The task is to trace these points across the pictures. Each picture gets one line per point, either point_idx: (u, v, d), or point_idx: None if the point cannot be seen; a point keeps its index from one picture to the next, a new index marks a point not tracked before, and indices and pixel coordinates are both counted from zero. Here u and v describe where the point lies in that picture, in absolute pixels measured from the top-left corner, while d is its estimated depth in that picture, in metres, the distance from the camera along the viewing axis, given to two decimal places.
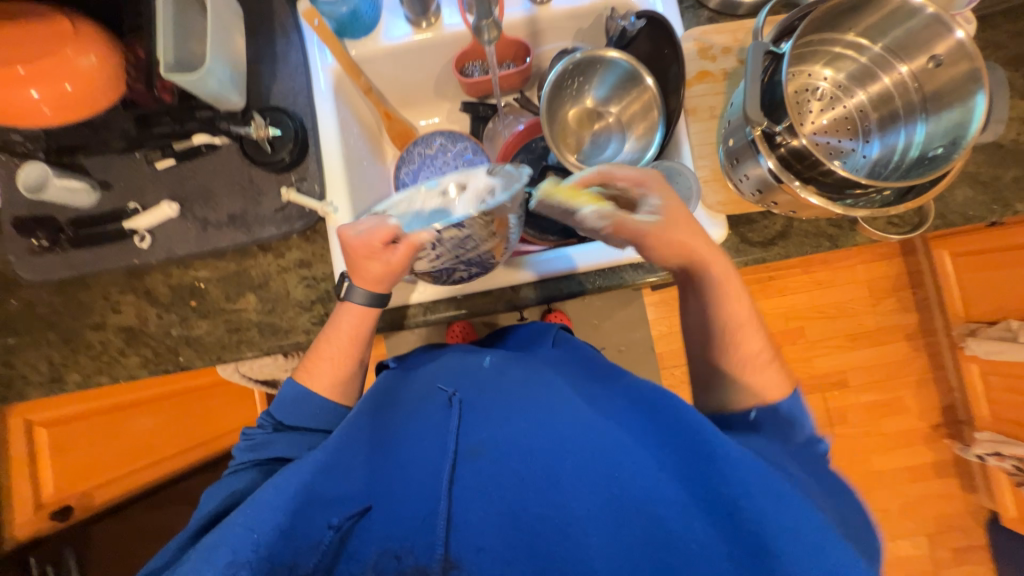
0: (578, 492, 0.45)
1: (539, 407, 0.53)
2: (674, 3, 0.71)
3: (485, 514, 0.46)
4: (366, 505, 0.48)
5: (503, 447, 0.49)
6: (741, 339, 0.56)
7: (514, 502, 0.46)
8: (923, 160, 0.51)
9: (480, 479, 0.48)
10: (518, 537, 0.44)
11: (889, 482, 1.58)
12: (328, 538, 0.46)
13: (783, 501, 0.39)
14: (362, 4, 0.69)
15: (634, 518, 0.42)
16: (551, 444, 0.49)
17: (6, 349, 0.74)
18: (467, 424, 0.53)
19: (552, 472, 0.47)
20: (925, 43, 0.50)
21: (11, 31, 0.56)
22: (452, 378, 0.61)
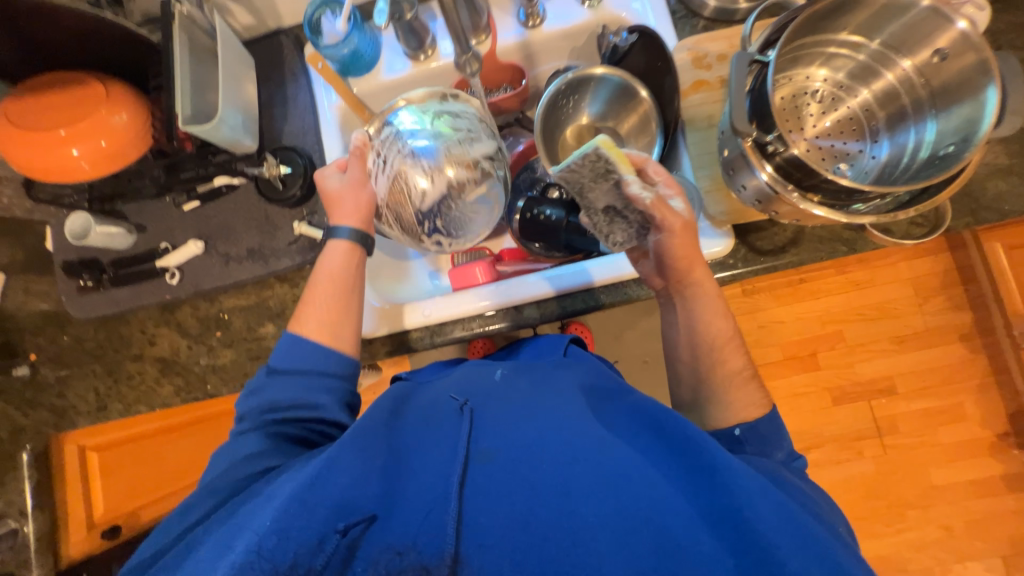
0: (589, 498, 0.42)
1: (553, 415, 0.51)
2: (666, 15, 0.71)
3: (499, 517, 0.42)
4: (373, 512, 0.44)
5: (517, 451, 0.47)
6: (726, 354, 0.57)
7: (526, 503, 0.43)
8: (933, 160, 0.48)
9: (493, 484, 0.45)
10: (533, 539, 0.41)
11: (952, 498, 1.45)
12: (335, 544, 0.41)
13: (782, 515, 0.40)
14: (362, 44, 0.73)
15: (649, 527, 0.40)
16: (566, 449, 0.47)
17: (59, 382, 0.82)
18: (481, 430, 0.51)
19: (564, 475, 0.44)
20: (923, 36, 0.48)
21: (59, 100, 0.63)
22: (461, 387, 0.60)
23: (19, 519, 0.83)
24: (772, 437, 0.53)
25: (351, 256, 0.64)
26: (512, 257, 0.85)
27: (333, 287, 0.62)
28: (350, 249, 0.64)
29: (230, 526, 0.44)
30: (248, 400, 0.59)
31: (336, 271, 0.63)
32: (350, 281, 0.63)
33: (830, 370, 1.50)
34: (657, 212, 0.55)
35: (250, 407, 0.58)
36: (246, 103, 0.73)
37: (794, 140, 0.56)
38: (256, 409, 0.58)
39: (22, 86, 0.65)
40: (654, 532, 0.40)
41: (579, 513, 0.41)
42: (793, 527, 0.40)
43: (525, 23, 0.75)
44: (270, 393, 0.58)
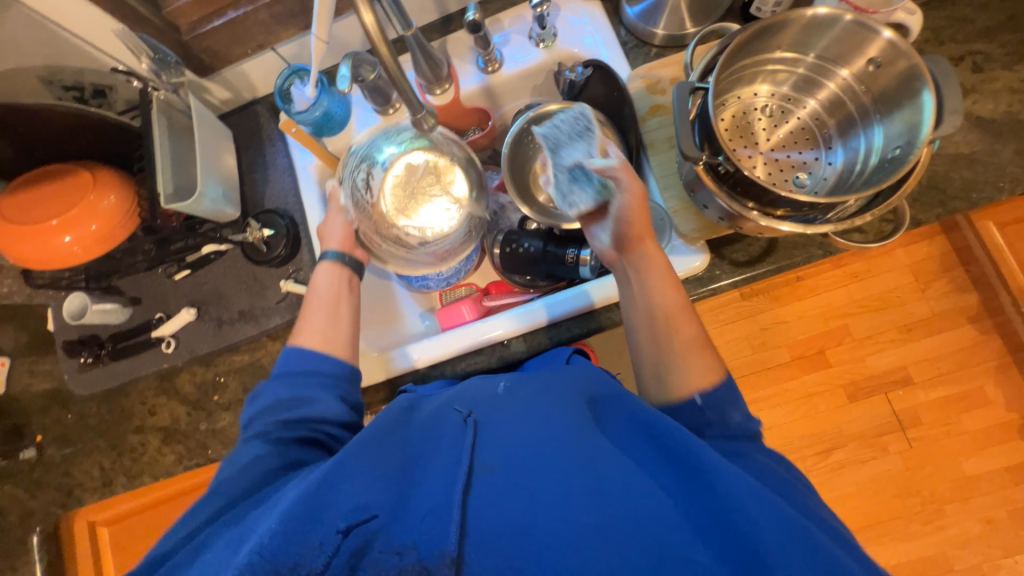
0: (594, 504, 0.39)
1: (561, 420, 0.48)
2: (616, 47, 0.74)
3: (501, 521, 0.40)
4: (375, 513, 0.42)
5: (522, 458, 0.44)
6: (676, 320, 0.56)
7: (530, 508, 0.40)
8: (884, 163, 0.50)
9: (496, 494, 0.42)
10: (535, 547, 0.38)
11: (987, 487, 1.39)
12: (336, 545, 0.39)
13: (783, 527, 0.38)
14: (332, 105, 0.77)
15: (652, 538, 0.38)
16: (571, 455, 0.43)
17: (66, 460, 0.83)
18: (487, 438, 0.47)
19: (568, 480, 0.41)
20: (856, 42, 0.50)
21: (52, 193, 0.67)
22: (464, 399, 0.56)
23: None
24: (728, 398, 0.52)
25: (342, 277, 0.68)
26: (500, 290, 0.86)
27: (328, 301, 0.66)
28: (343, 274, 0.68)
29: (234, 533, 0.42)
30: (250, 407, 0.59)
31: (332, 286, 0.66)
32: (344, 296, 0.67)
33: (841, 366, 1.47)
34: (623, 174, 0.58)
35: (251, 417, 0.57)
36: (226, 173, 0.76)
37: (751, 155, 0.58)
38: (256, 413, 0.57)
39: (15, 182, 0.68)
40: (659, 545, 0.37)
41: (582, 519, 0.38)
42: (801, 547, 0.37)
43: (485, 69, 0.78)
44: (268, 396, 0.58)
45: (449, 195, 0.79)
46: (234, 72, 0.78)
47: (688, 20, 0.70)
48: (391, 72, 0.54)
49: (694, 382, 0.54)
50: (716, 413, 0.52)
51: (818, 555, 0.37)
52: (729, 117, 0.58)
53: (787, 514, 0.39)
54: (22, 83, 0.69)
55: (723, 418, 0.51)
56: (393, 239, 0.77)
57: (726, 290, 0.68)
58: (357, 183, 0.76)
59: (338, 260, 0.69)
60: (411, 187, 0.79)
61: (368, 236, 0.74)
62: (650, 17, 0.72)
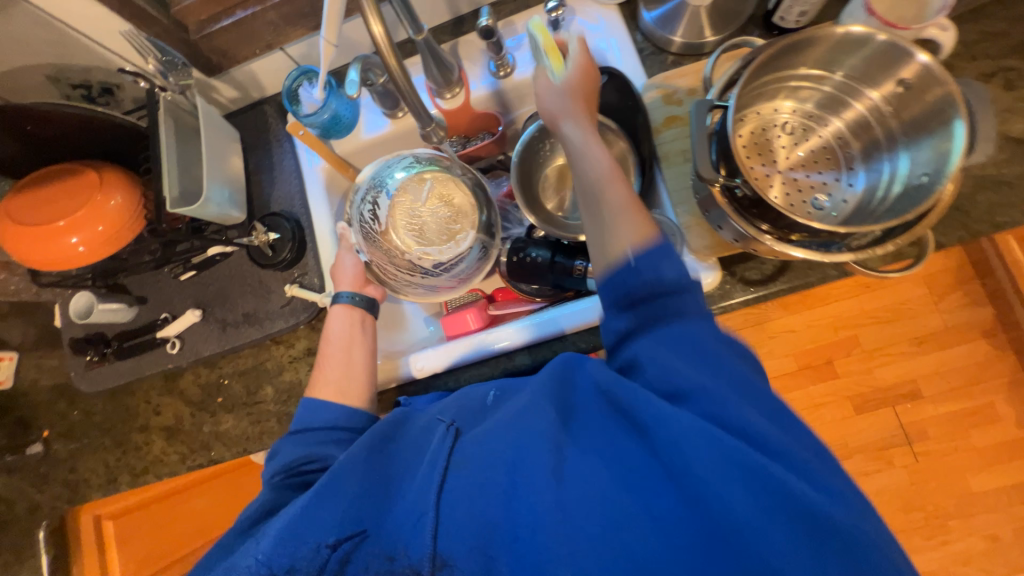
0: (554, 488, 0.39)
1: (522, 406, 0.47)
2: (632, 55, 0.72)
3: (466, 513, 0.42)
4: (363, 528, 0.45)
5: (485, 455, 0.45)
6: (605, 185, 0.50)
7: (498, 503, 0.41)
8: (910, 190, 0.48)
9: (467, 489, 0.43)
10: (502, 541, 0.40)
11: (994, 504, 1.37)
12: (325, 559, 0.43)
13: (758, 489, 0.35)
14: (340, 108, 0.76)
15: (613, 512, 0.37)
16: (526, 440, 0.43)
17: (72, 455, 0.83)
18: (464, 442, 0.48)
19: (528, 466, 0.42)
20: (886, 64, 0.49)
21: (59, 193, 0.66)
22: (450, 407, 0.56)
23: None
24: (666, 249, 0.45)
25: (354, 319, 0.68)
26: (506, 299, 0.85)
27: (342, 347, 0.66)
28: (356, 315, 0.69)
29: (225, 564, 0.45)
30: (267, 466, 0.58)
31: (346, 333, 0.66)
32: (357, 338, 0.67)
33: (850, 378, 1.44)
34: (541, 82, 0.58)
35: (266, 475, 0.57)
36: (232, 175, 0.75)
37: (769, 174, 0.56)
38: (274, 471, 0.56)
39: (25, 181, 0.68)
40: (609, 517, 0.37)
41: (534, 502, 0.39)
42: (746, 483, 0.35)
43: (497, 73, 0.76)
44: (285, 454, 0.57)
45: (456, 219, 0.76)
46: (242, 72, 0.77)
47: (708, 28, 0.68)
48: (404, 88, 0.53)
49: (631, 239, 0.47)
50: (653, 271, 0.45)
51: (770, 486, 0.34)
52: (747, 133, 0.57)
53: (753, 460, 0.35)
54: (29, 80, 0.68)
55: (658, 271, 0.44)
56: (410, 270, 0.75)
57: (737, 309, 0.67)
58: (369, 220, 0.74)
59: (351, 301, 0.69)
60: (415, 211, 0.75)
61: (379, 269, 0.75)
62: (667, 24, 0.70)
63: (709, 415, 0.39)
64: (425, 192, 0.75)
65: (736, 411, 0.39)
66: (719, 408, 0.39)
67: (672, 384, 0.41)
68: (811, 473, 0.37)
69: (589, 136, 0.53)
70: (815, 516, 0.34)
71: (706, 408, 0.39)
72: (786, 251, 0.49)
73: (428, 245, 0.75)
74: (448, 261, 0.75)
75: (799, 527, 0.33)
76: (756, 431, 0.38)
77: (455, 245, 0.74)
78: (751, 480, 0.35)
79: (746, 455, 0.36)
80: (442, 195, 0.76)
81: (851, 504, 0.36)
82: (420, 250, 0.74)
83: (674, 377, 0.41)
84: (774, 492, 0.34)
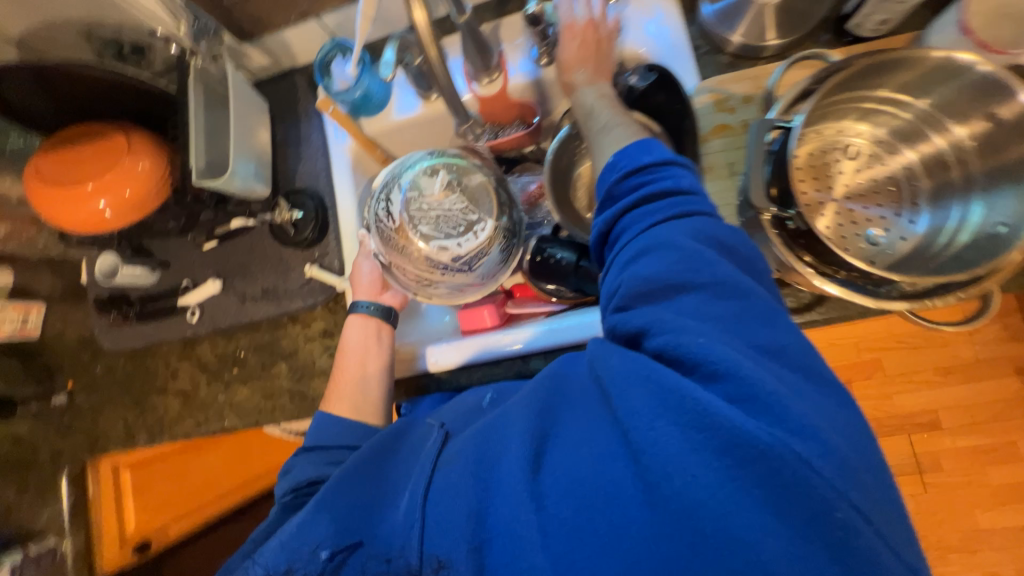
0: (525, 468, 0.39)
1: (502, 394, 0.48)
2: (686, 52, 0.67)
3: (446, 509, 0.41)
4: (358, 538, 0.45)
5: (466, 441, 0.45)
6: (600, 108, 0.56)
7: (476, 493, 0.40)
8: (982, 240, 0.45)
9: (447, 479, 0.43)
10: (482, 530, 0.39)
11: (1000, 543, 1.34)
12: (321, 567, 0.43)
13: (727, 465, 0.32)
14: (373, 85, 0.73)
15: (587, 496, 0.36)
16: (500, 419, 0.44)
17: (94, 408, 0.87)
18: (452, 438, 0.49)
19: (502, 452, 0.41)
20: (980, 95, 0.45)
21: (88, 155, 0.66)
22: (443, 414, 0.56)
23: (59, 536, 0.91)
24: (641, 145, 0.47)
25: (371, 329, 0.71)
26: (524, 295, 0.83)
27: (358, 358, 0.68)
28: (372, 324, 0.71)
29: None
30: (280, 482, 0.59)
31: (362, 342, 0.69)
32: (372, 349, 0.70)
33: (866, 402, 1.40)
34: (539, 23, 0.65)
35: (279, 490, 0.57)
36: (259, 149, 0.74)
37: (823, 200, 0.53)
38: (284, 489, 0.56)
39: (59, 138, 0.68)
40: (575, 482, 0.36)
41: (506, 479, 0.39)
42: (698, 431, 0.33)
43: (538, 61, 0.72)
44: (296, 472, 0.58)
45: (477, 214, 0.71)
46: (275, 40, 0.75)
47: (772, 29, 0.62)
48: (443, 85, 0.51)
49: (620, 144, 0.50)
50: (630, 161, 0.47)
51: (744, 457, 0.32)
52: (807, 153, 0.54)
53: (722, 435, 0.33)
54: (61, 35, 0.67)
55: (633, 160, 0.46)
56: (430, 265, 0.71)
57: None
58: (386, 218, 0.71)
59: (368, 310, 0.72)
60: (431, 203, 0.71)
61: (398, 273, 0.72)
62: (727, 21, 0.64)
63: (665, 353, 0.38)
64: (436, 182, 0.71)
65: (690, 341, 0.37)
66: (676, 343, 0.37)
67: (631, 327, 0.40)
68: (782, 410, 0.34)
69: (597, 74, 0.60)
70: (775, 458, 0.31)
71: (662, 342, 0.38)
72: (817, 284, 0.46)
73: (445, 237, 0.70)
74: (468, 255, 0.70)
75: (768, 485, 0.31)
76: (709, 357, 0.36)
77: (473, 236, 0.70)
78: (701, 427, 0.33)
79: (691, 397, 0.34)
80: (459, 187, 0.72)
81: (853, 473, 0.33)
82: (437, 243, 0.70)
83: (633, 318, 0.41)
84: (727, 437, 0.32)
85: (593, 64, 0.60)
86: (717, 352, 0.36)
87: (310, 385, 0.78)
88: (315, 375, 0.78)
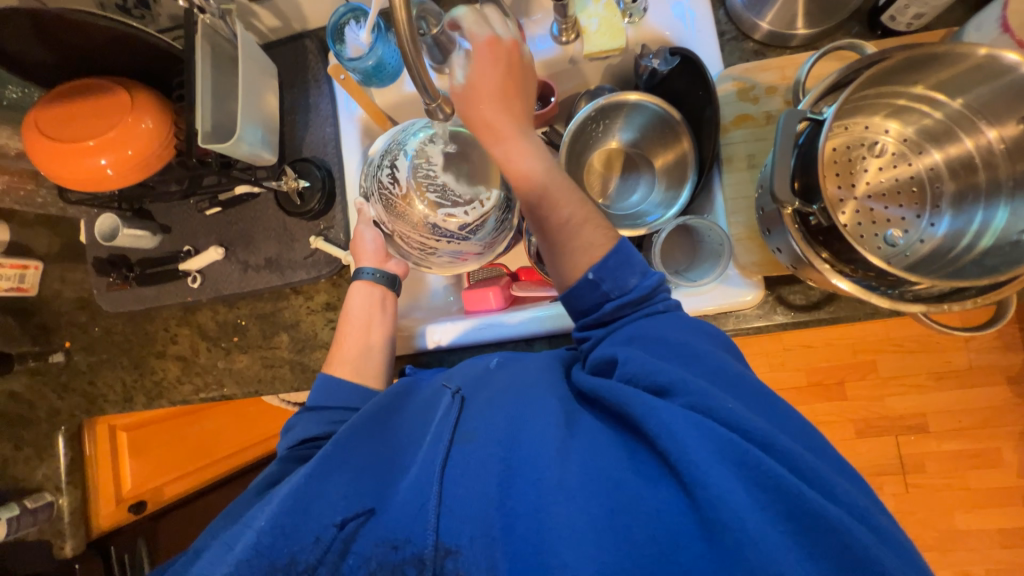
0: (554, 466, 0.41)
1: (524, 389, 0.51)
2: (712, 37, 0.65)
3: (465, 493, 0.43)
4: (369, 507, 0.46)
5: (486, 431, 0.47)
6: (555, 197, 0.56)
7: (502, 481, 0.43)
8: (1004, 246, 0.45)
9: (469, 461, 0.45)
10: (505, 523, 0.40)
11: (973, 544, 1.38)
12: (332, 537, 0.45)
13: (752, 492, 0.36)
14: (386, 54, 0.71)
15: (611, 510, 0.38)
16: (529, 421, 0.46)
17: (92, 370, 0.86)
18: (466, 413, 0.51)
19: (533, 449, 0.43)
20: (1015, 100, 0.44)
21: (87, 110, 0.63)
22: (456, 376, 0.59)
23: (55, 492, 0.90)
24: (622, 264, 0.53)
25: (375, 297, 0.70)
26: (528, 278, 0.82)
27: (362, 326, 0.68)
28: (377, 293, 0.71)
29: (222, 541, 0.48)
30: (283, 438, 0.63)
31: (367, 309, 0.69)
32: (377, 318, 0.70)
33: (856, 402, 1.41)
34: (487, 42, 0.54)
35: (284, 443, 0.61)
36: (266, 114, 0.72)
37: (844, 198, 0.53)
38: (289, 445, 0.60)
39: (56, 91, 0.65)
40: (608, 495, 0.39)
41: (543, 479, 0.41)
42: (739, 475, 0.37)
43: (559, 38, 0.69)
44: (299, 429, 0.61)
45: (483, 184, 0.70)
46: (286, 0, 0.72)
47: (802, 18, 0.60)
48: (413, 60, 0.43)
49: (589, 260, 0.54)
50: (614, 283, 0.53)
51: (770, 487, 0.36)
52: (832, 148, 0.54)
53: (753, 473, 0.37)
54: None
55: (619, 287, 0.53)
56: (433, 237, 0.71)
57: (773, 331, 0.64)
58: (391, 183, 0.69)
59: (371, 277, 0.70)
60: (437, 170, 0.69)
61: (399, 241, 0.73)
62: (756, 6, 0.61)
63: (695, 405, 0.41)
64: (443, 149, 0.70)
65: (720, 403, 0.41)
66: (706, 402, 0.41)
67: (654, 379, 0.44)
68: (821, 480, 0.38)
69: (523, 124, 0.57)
70: (828, 521, 0.35)
71: (691, 399, 0.42)
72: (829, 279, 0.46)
73: (452, 205, 0.69)
74: (474, 223, 0.69)
75: (800, 524, 0.35)
76: (742, 419, 0.40)
77: (480, 204, 0.69)
78: (748, 474, 0.37)
79: (742, 448, 0.37)
80: (466, 155, 0.70)
81: (871, 517, 0.37)
82: (443, 211, 0.69)
83: (658, 374, 0.44)
84: (771, 489, 0.36)
85: (510, 116, 0.56)
86: (751, 419, 0.40)
87: (311, 357, 0.78)
88: (316, 348, 0.78)
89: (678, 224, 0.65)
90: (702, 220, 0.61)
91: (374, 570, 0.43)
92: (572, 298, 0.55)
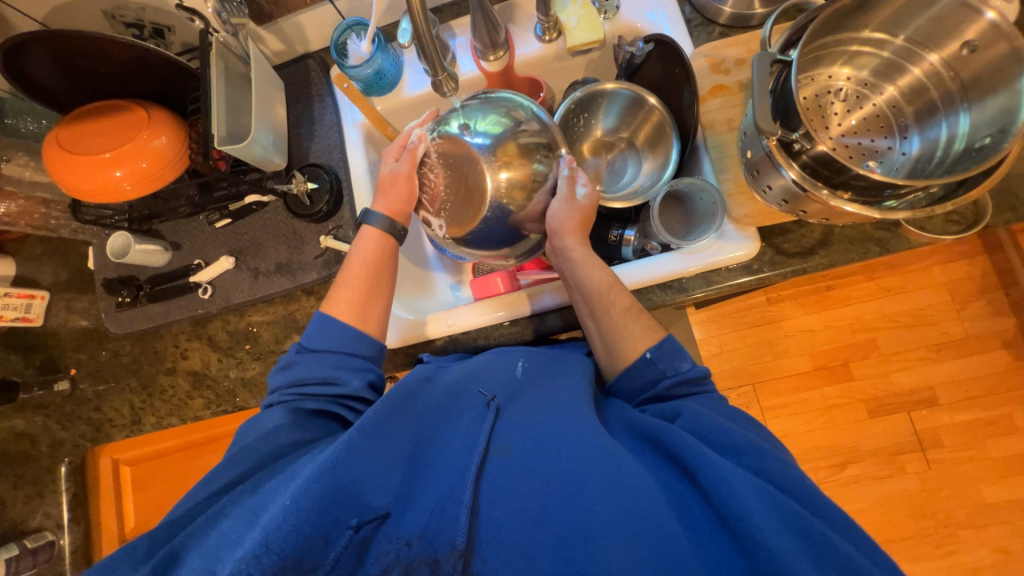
0: (603, 500, 0.41)
1: (574, 408, 0.51)
2: (681, 24, 0.72)
3: (505, 510, 0.43)
4: (387, 509, 0.43)
5: (537, 449, 0.46)
6: (611, 292, 0.60)
7: (541, 500, 0.43)
8: (969, 152, 0.50)
9: (509, 477, 0.45)
10: (543, 536, 0.41)
11: (1007, 519, 1.30)
12: (346, 540, 0.40)
13: (805, 543, 0.37)
14: (385, 63, 0.77)
15: (659, 551, 0.38)
16: (587, 450, 0.45)
17: (97, 396, 0.84)
18: (505, 424, 0.50)
19: (579, 478, 0.43)
20: (951, 27, 0.51)
21: (106, 127, 0.67)
22: (485, 380, 0.58)
23: (57, 531, 0.88)
24: (676, 348, 0.56)
25: (383, 246, 0.67)
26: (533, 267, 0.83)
27: (369, 272, 0.65)
28: (383, 242, 0.67)
29: (246, 505, 0.43)
30: (279, 373, 0.61)
31: (376, 258, 0.65)
32: (385, 268, 0.66)
33: (864, 382, 1.39)
34: (564, 185, 0.65)
35: (279, 381, 0.60)
36: (276, 123, 0.76)
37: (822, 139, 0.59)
38: (285, 383, 0.59)
39: (77, 113, 0.69)
40: (659, 541, 0.39)
41: (591, 512, 0.41)
42: (804, 544, 0.37)
43: (542, 37, 0.77)
44: (301, 368, 0.59)
45: (469, 195, 0.63)
46: (290, 23, 0.79)
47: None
48: (421, 35, 0.49)
49: (637, 343, 0.57)
50: (669, 364, 0.55)
51: (826, 556, 0.37)
52: (804, 98, 0.60)
53: (804, 524, 0.38)
54: (86, 15, 0.70)
55: (675, 367, 0.55)
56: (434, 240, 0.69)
57: (772, 283, 0.66)
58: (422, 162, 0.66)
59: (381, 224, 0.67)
60: (432, 176, 0.65)
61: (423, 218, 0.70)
62: None
63: (760, 472, 0.42)
64: (440, 150, 0.65)
65: (790, 473, 0.43)
66: (762, 465, 0.43)
67: (727, 439, 0.45)
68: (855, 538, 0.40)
69: (578, 227, 0.64)
70: None
71: (754, 464, 0.43)
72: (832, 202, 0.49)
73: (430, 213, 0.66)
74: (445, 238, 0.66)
75: None
76: (810, 495, 0.41)
77: (455, 219, 0.64)
78: (807, 544, 0.37)
79: (815, 527, 0.38)
80: (456, 160, 0.64)
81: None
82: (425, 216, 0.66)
83: (729, 435, 0.46)
84: (826, 555, 0.37)
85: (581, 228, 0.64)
86: (803, 487, 0.42)
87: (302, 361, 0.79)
88: None
89: (672, 186, 0.70)
90: (694, 179, 0.66)
91: (387, 568, 0.41)
92: (628, 381, 0.57)
